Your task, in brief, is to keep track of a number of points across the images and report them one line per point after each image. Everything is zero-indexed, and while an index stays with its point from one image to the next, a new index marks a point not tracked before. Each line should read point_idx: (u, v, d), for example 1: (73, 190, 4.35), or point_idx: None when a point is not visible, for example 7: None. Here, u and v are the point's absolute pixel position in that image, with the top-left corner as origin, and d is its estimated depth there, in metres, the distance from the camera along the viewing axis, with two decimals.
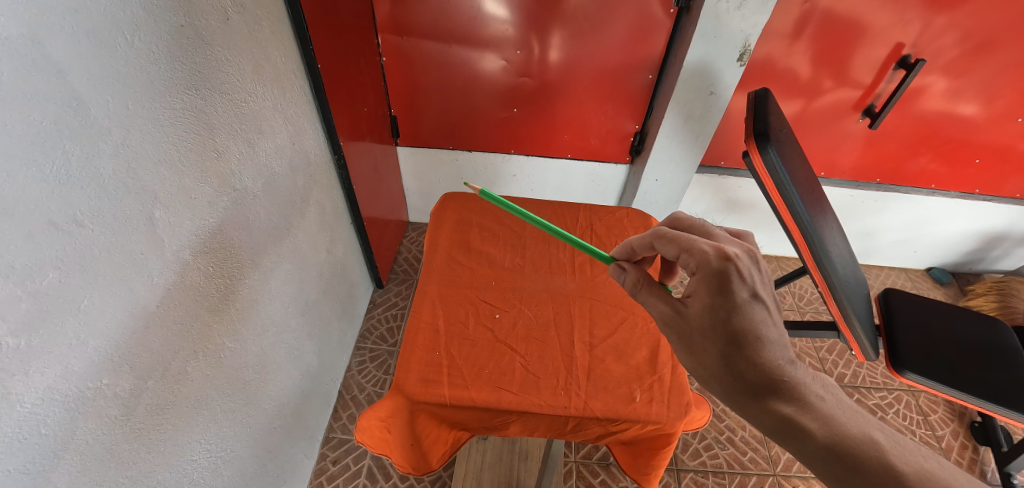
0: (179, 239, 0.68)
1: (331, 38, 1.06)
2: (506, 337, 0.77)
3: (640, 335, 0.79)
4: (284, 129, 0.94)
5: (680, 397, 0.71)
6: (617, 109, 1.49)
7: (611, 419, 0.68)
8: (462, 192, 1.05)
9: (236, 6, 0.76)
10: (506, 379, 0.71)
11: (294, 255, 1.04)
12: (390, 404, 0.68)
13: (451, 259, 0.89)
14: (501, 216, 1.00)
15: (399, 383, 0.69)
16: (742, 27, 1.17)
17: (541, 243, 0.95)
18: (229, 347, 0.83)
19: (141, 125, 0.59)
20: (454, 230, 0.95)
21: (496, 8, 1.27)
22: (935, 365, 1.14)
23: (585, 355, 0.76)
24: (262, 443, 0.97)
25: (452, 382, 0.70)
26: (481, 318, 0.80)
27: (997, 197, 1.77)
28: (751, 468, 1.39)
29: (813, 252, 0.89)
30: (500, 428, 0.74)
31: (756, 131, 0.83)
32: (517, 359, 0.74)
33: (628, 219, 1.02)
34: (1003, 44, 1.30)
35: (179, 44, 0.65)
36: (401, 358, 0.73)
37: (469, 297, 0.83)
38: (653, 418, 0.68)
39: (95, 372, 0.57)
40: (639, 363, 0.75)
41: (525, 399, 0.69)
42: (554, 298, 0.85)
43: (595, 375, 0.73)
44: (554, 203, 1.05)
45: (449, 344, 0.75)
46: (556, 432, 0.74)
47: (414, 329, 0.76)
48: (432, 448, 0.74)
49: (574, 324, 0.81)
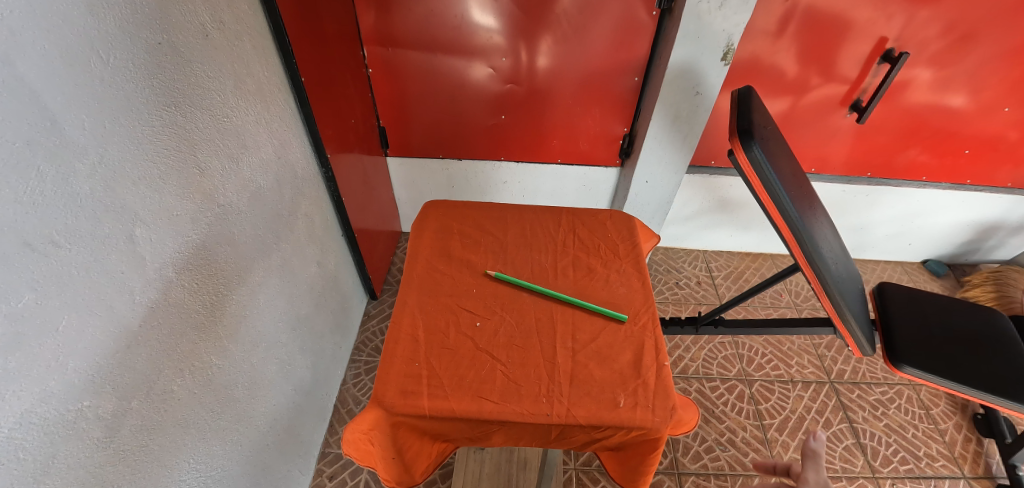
0: (160, 257, 0.68)
1: (316, 50, 1.06)
2: (487, 345, 0.76)
3: (624, 339, 0.79)
4: (269, 143, 0.94)
5: (665, 400, 0.70)
6: (605, 112, 1.50)
7: (594, 425, 0.67)
8: (444, 200, 1.04)
9: (215, 22, 0.75)
10: (487, 387, 0.70)
11: (283, 268, 1.03)
12: (369, 417, 0.68)
13: (430, 267, 0.88)
14: (484, 223, 0.99)
15: (377, 395, 0.68)
16: (724, 26, 1.18)
17: (522, 248, 0.95)
18: (217, 364, 0.82)
19: (117, 143, 0.59)
20: (434, 239, 0.94)
21: (483, 16, 1.28)
22: (931, 358, 1.12)
23: (568, 361, 0.75)
24: (255, 458, 0.96)
25: (431, 393, 0.69)
26: (461, 327, 0.79)
27: (989, 188, 1.77)
28: (753, 469, 1.38)
29: (805, 249, 0.88)
30: (482, 438, 0.73)
31: (739, 129, 0.83)
32: (497, 367, 0.73)
33: (611, 222, 1.02)
34: (986, 34, 1.31)
35: (156, 61, 0.64)
36: (380, 369, 0.72)
37: (449, 305, 0.82)
38: (638, 423, 0.67)
39: (77, 393, 0.56)
40: (623, 366, 0.74)
41: (506, 407, 0.68)
42: (535, 304, 0.84)
43: (577, 380, 0.72)
44: (536, 208, 1.04)
45: (427, 353, 0.74)
46: (540, 441, 0.73)
47: (394, 339, 0.76)
48: (415, 461, 0.74)
49: (556, 330, 0.79)
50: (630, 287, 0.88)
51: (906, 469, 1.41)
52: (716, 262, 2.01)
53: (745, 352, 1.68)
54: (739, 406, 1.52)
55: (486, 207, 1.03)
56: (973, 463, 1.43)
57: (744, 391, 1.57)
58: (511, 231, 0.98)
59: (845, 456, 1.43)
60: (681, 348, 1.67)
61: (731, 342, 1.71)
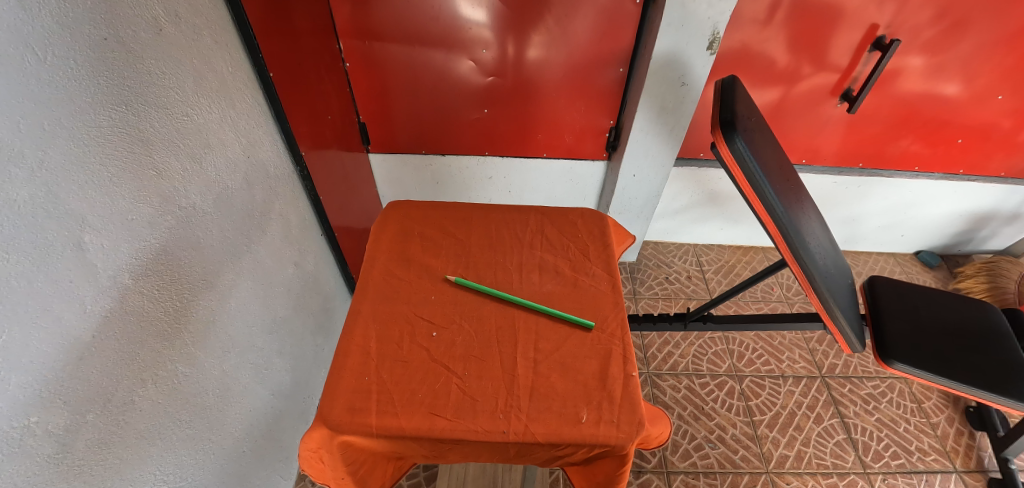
0: (114, 264, 0.64)
1: (285, 44, 1.02)
2: (443, 357, 0.73)
3: (590, 348, 0.76)
4: (235, 141, 0.90)
5: (631, 414, 0.68)
6: (590, 105, 1.47)
7: (554, 443, 0.65)
8: (411, 200, 1.01)
9: (169, 15, 0.71)
10: (440, 403, 0.68)
11: (255, 271, 1.00)
12: (315, 436, 0.65)
13: (388, 272, 0.86)
14: (447, 225, 0.96)
15: (324, 413, 0.66)
16: (709, 14, 1.14)
17: (486, 250, 0.92)
18: (184, 372, 0.79)
19: (60, 146, 0.56)
20: (394, 242, 0.91)
21: (473, 11, 1.24)
22: (923, 355, 1.10)
23: (528, 373, 0.72)
24: (229, 466, 0.94)
25: (381, 410, 0.66)
26: (416, 338, 0.76)
27: (982, 177, 1.74)
28: (742, 467, 1.36)
29: (789, 245, 0.86)
30: (439, 456, 0.71)
31: (721, 122, 0.80)
32: (453, 380, 0.70)
33: (583, 221, 0.99)
34: (980, 20, 1.28)
35: (103, 58, 0.60)
36: (328, 383, 0.70)
37: (406, 314, 0.79)
38: (601, 440, 0.65)
39: (23, 410, 0.53)
40: (588, 377, 0.72)
41: (459, 424, 0.65)
42: (497, 311, 0.81)
43: (538, 394, 0.70)
44: (506, 208, 1.01)
45: (379, 367, 0.71)
46: (501, 457, 0.71)
47: (344, 352, 0.73)
48: (369, 476, 0.72)
49: (518, 339, 0.77)
50: (600, 291, 0.85)
51: (897, 464, 1.39)
52: (707, 256, 1.99)
53: (735, 347, 1.67)
54: (729, 403, 1.51)
55: (452, 208, 1.00)
56: (965, 457, 1.42)
57: (734, 387, 1.55)
58: (476, 232, 0.95)
59: (835, 451, 1.41)
60: (671, 344, 1.65)
61: (721, 337, 1.69)
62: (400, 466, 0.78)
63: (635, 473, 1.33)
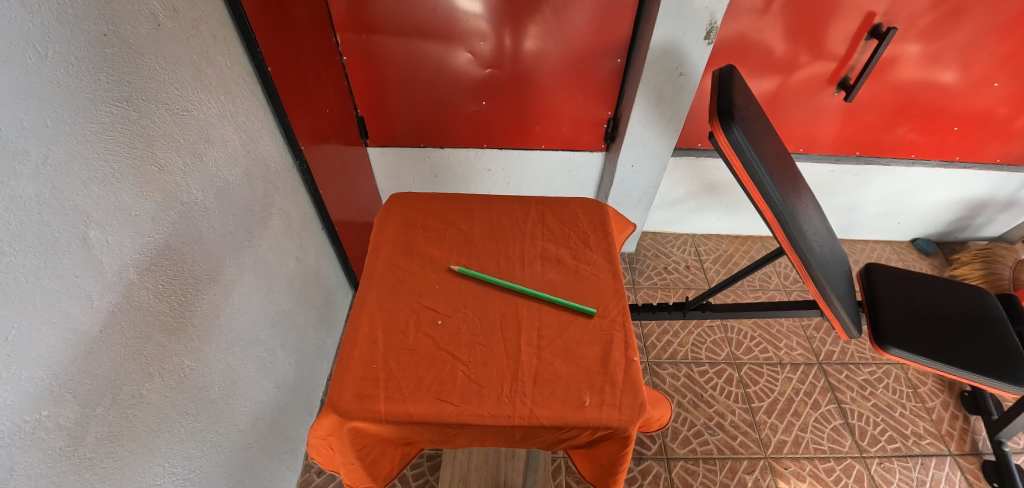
0: (120, 259, 0.65)
1: (282, 38, 1.02)
2: (448, 345, 0.74)
3: (592, 334, 0.77)
4: (235, 136, 0.90)
5: (634, 397, 0.69)
6: (589, 96, 1.47)
7: (557, 425, 0.66)
8: (411, 193, 1.01)
9: (167, 10, 0.71)
10: (447, 389, 0.69)
11: (258, 265, 1.00)
12: (325, 423, 0.66)
13: (392, 263, 0.86)
14: (449, 216, 0.97)
15: (332, 401, 0.67)
16: (707, 4, 1.14)
17: (487, 241, 0.93)
18: (190, 365, 0.80)
19: (63, 144, 0.56)
20: (397, 235, 0.92)
21: (470, 2, 1.24)
22: (919, 340, 1.12)
23: (531, 359, 0.73)
24: (236, 458, 0.95)
25: (388, 396, 0.67)
26: (421, 326, 0.77)
27: (979, 165, 1.76)
28: (741, 453, 1.38)
29: (787, 232, 0.86)
30: (446, 441, 0.73)
31: (720, 110, 0.80)
32: (459, 367, 0.71)
33: (583, 211, 0.99)
34: (976, 7, 1.28)
35: (103, 53, 0.60)
36: (336, 372, 0.70)
37: (411, 303, 0.80)
38: (604, 422, 0.67)
39: (32, 405, 0.54)
40: (590, 363, 0.73)
41: (466, 409, 0.67)
42: (500, 300, 0.82)
43: (543, 379, 0.71)
44: (506, 199, 1.01)
45: (386, 355, 0.72)
46: (507, 441, 0.72)
47: (350, 341, 0.74)
48: (378, 461, 0.74)
49: (521, 327, 0.77)
50: (601, 279, 0.86)
51: (893, 447, 1.42)
52: (705, 246, 2.00)
53: (734, 336, 1.68)
54: (728, 390, 1.53)
55: (453, 200, 1.00)
56: (959, 441, 1.44)
57: (733, 375, 1.57)
58: (477, 223, 0.96)
59: (833, 436, 1.44)
60: (670, 333, 1.67)
61: (719, 326, 1.71)
62: (408, 453, 0.79)
63: (636, 460, 1.34)
